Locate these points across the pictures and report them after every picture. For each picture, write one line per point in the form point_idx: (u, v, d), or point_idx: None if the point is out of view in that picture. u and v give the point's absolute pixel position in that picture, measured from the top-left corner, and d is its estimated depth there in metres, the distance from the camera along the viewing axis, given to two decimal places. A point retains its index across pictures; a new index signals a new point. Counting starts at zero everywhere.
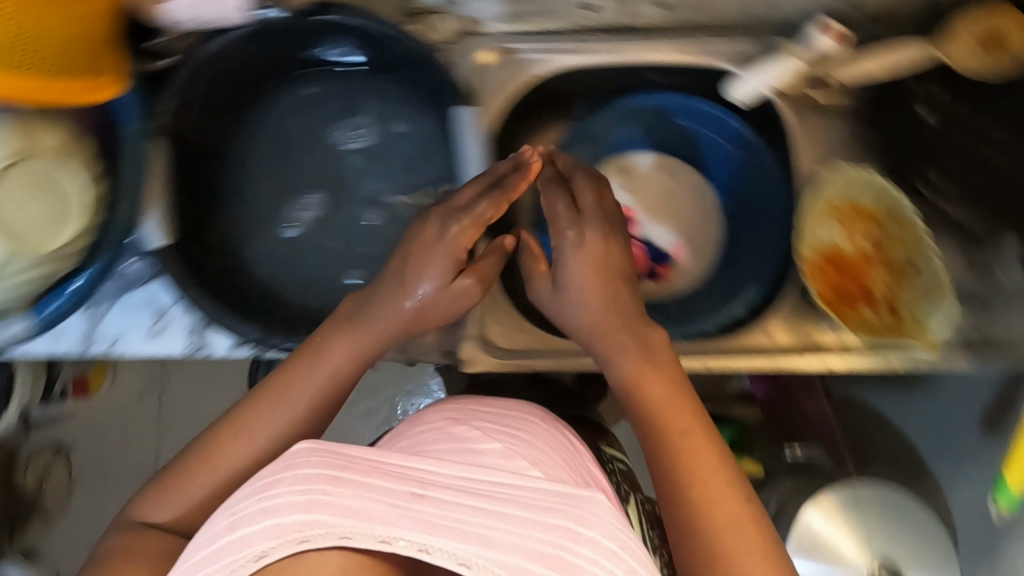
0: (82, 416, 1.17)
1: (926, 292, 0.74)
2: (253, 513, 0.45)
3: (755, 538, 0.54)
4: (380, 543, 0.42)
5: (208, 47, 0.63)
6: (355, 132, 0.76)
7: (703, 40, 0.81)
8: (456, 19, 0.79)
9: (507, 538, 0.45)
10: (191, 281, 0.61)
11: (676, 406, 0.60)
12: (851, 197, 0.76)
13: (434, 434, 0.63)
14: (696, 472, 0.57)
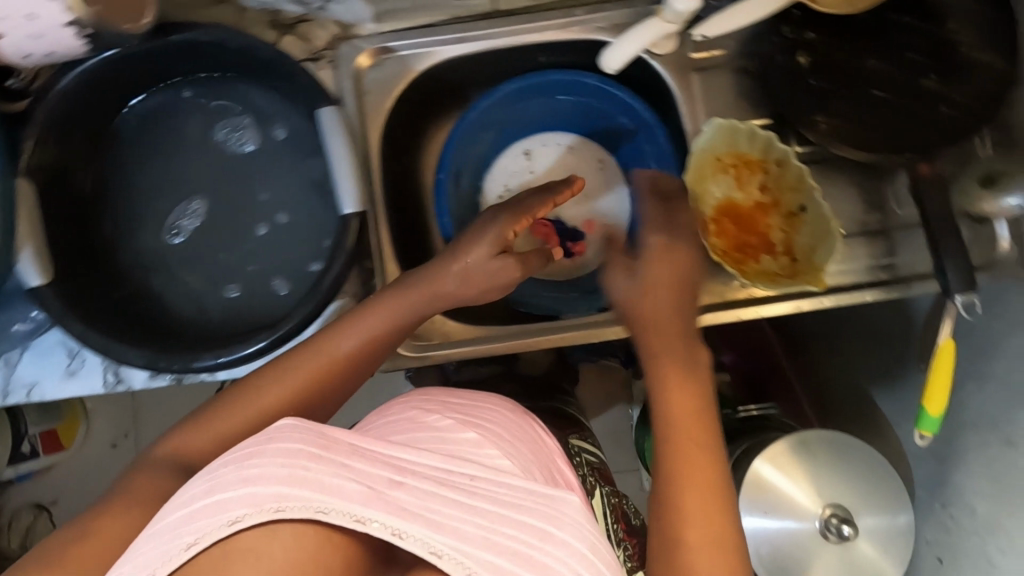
0: (67, 465, 1.40)
1: (818, 234, 0.75)
2: (233, 479, 0.45)
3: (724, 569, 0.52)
4: (355, 523, 0.43)
5: (59, 85, 0.61)
6: (239, 134, 0.72)
7: (576, 16, 0.79)
8: (330, 24, 0.78)
9: (479, 530, 0.46)
10: (74, 317, 0.61)
11: (690, 417, 0.58)
12: (736, 150, 0.79)
13: (404, 423, 0.62)
14: (688, 491, 0.54)
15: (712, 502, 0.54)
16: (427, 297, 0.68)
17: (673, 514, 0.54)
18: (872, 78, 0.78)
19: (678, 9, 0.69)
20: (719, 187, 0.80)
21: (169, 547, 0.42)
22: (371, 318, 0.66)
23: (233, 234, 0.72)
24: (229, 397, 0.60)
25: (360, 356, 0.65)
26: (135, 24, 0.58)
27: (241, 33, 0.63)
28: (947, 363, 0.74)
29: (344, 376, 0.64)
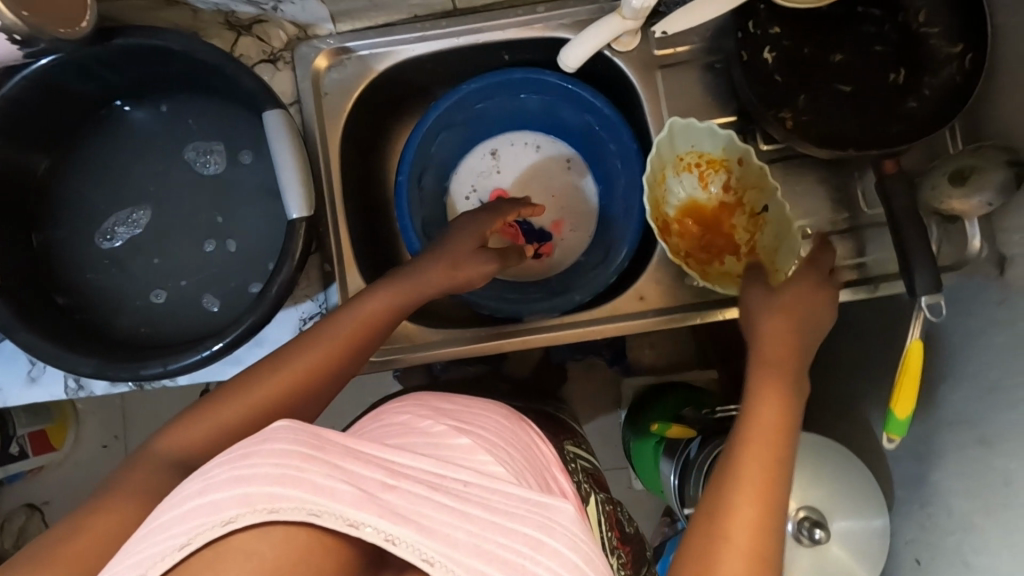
0: (60, 467, 1.40)
1: (778, 232, 0.74)
2: (223, 480, 0.42)
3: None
4: (347, 527, 0.42)
5: (1, 91, 0.61)
6: (209, 158, 0.72)
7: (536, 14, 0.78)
8: (288, 25, 0.78)
9: (470, 538, 0.45)
10: (19, 324, 0.61)
11: (773, 437, 0.56)
12: (698, 148, 0.78)
13: (399, 428, 0.60)
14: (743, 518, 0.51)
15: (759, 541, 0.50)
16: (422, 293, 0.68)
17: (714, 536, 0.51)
18: (841, 73, 0.76)
19: (634, 5, 0.67)
20: (682, 187, 0.80)
21: (160, 547, 0.40)
22: (366, 311, 0.65)
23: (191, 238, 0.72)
24: (230, 390, 0.59)
25: (351, 347, 0.64)
26: (74, 29, 0.56)
27: (185, 36, 0.62)
28: (914, 363, 0.72)
29: (331, 371, 0.62)
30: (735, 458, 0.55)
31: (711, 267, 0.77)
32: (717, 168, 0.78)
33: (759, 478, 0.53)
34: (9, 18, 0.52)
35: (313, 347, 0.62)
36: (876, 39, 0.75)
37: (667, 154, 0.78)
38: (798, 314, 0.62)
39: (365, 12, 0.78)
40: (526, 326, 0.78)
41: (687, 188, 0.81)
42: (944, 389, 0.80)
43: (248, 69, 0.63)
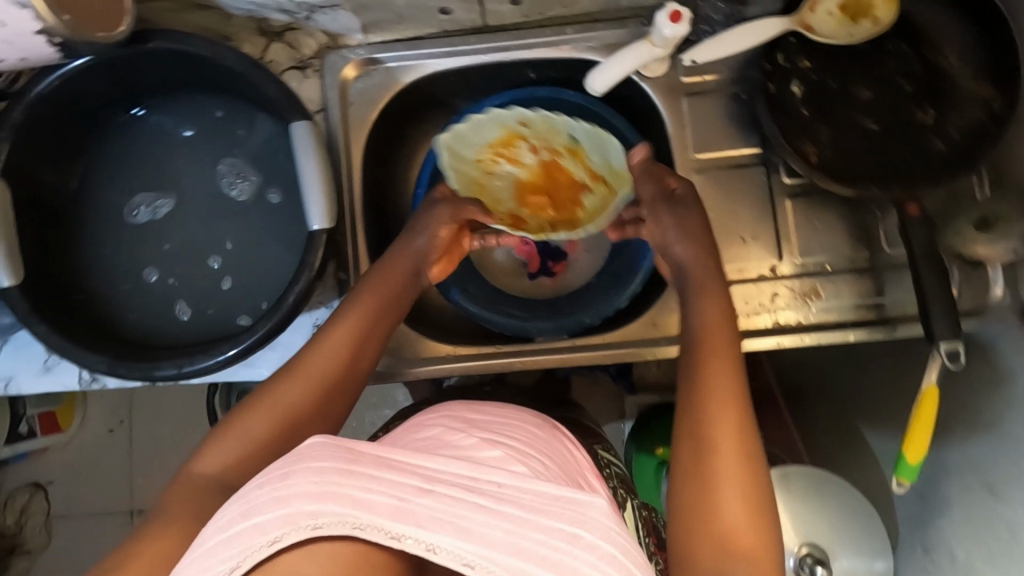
0: (65, 448, 1.42)
1: (598, 149, 0.79)
2: (265, 501, 0.44)
3: (743, 477, 0.55)
4: (390, 539, 0.43)
5: (37, 89, 0.61)
6: (240, 182, 0.72)
7: (565, 35, 0.78)
8: (316, 34, 0.78)
9: (507, 537, 0.46)
10: (38, 319, 0.61)
11: (719, 334, 0.64)
12: (483, 143, 0.82)
13: (430, 441, 0.61)
14: (728, 465, 0.56)
15: (745, 479, 0.55)
16: (402, 279, 0.72)
17: (708, 489, 0.55)
18: (866, 109, 0.76)
19: (666, 35, 0.69)
20: (499, 178, 0.82)
21: (215, 567, 0.43)
22: (356, 310, 0.68)
23: (209, 239, 0.72)
24: (253, 399, 0.62)
25: (351, 359, 0.66)
26: (110, 33, 0.57)
27: (214, 44, 0.63)
28: (929, 409, 0.71)
29: (340, 383, 0.64)
30: (701, 416, 0.59)
31: (577, 213, 0.81)
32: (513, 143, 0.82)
33: (729, 425, 0.58)
34: (50, 21, 0.52)
35: (319, 356, 0.65)
36: (904, 77, 0.75)
37: (461, 162, 0.81)
38: (696, 236, 0.69)
39: (393, 24, 0.78)
40: (538, 345, 0.78)
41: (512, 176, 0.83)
42: (956, 434, 0.79)
43: (274, 79, 0.63)
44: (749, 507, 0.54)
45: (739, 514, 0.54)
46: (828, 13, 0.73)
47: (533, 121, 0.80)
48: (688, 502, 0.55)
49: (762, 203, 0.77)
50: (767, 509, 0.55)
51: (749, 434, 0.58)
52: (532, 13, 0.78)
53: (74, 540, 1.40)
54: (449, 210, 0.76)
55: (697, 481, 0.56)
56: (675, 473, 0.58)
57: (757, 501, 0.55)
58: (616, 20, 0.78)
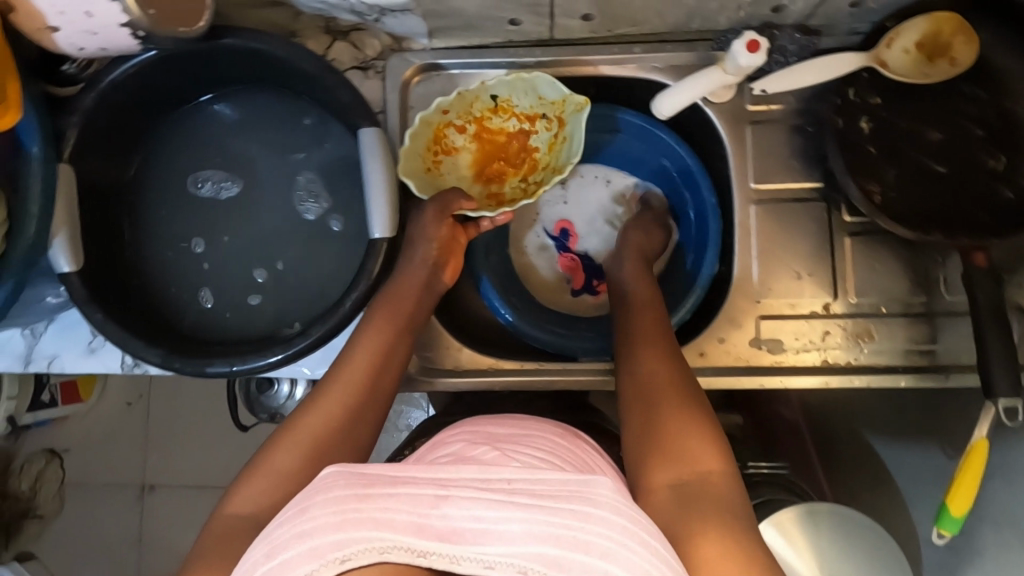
0: (83, 417, 1.42)
1: (525, 90, 0.79)
2: (288, 539, 0.44)
3: (679, 396, 0.59)
4: (416, 557, 0.42)
5: (109, 77, 0.63)
6: (310, 202, 0.73)
7: (633, 54, 0.77)
8: (381, 36, 0.78)
9: (520, 528, 0.44)
10: (95, 305, 0.62)
11: (644, 295, 0.72)
12: (421, 142, 0.79)
13: (451, 458, 0.60)
14: (674, 411, 0.58)
15: (695, 416, 0.57)
16: (414, 297, 0.70)
17: (660, 433, 0.57)
18: (934, 152, 0.74)
19: (742, 63, 0.69)
20: (454, 170, 0.82)
21: None
22: (373, 335, 0.66)
23: (270, 239, 0.73)
24: (279, 436, 0.60)
25: (370, 383, 0.64)
26: (191, 28, 0.58)
27: (290, 46, 0.64)
28: (977, 461, 0.70)
29: (360, 410, 0.63)
30: (640, 379, 0.62)
31: (538, 154, 0.84)
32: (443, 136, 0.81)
33: (667, 380, 0.61)
34: (136, 12, 0.53)
35: (339, 384, 0.63)
36: (976, 122, 0.73)
37: (420, 169, 0.80)
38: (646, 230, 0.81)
39: (459, 32, 0.77)
40: (580, 364, 0.77)
41: (465, 160, 0.83)
42: (995, 485, 0.78)
43: (347, 83, 0.64)
44: (703, 436, 0.56)
45: (680, 423, 0.56)
46: (903, 50, 0.71)
47: (450, 104, 0.78)
48: (644, 452, 0.56)
49: (820, 238, 0.76)
50: (722, 438, 0.56)
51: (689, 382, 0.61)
52: (600, 29, 0.76)
53: (88, 509, 1.41)
54: (436, 206, 0.75)
55: (647, 431, 0.57)
56: (626, 436, 0.59)
57: (711, 430, 0.56)
58: (683, 43, 0.77)
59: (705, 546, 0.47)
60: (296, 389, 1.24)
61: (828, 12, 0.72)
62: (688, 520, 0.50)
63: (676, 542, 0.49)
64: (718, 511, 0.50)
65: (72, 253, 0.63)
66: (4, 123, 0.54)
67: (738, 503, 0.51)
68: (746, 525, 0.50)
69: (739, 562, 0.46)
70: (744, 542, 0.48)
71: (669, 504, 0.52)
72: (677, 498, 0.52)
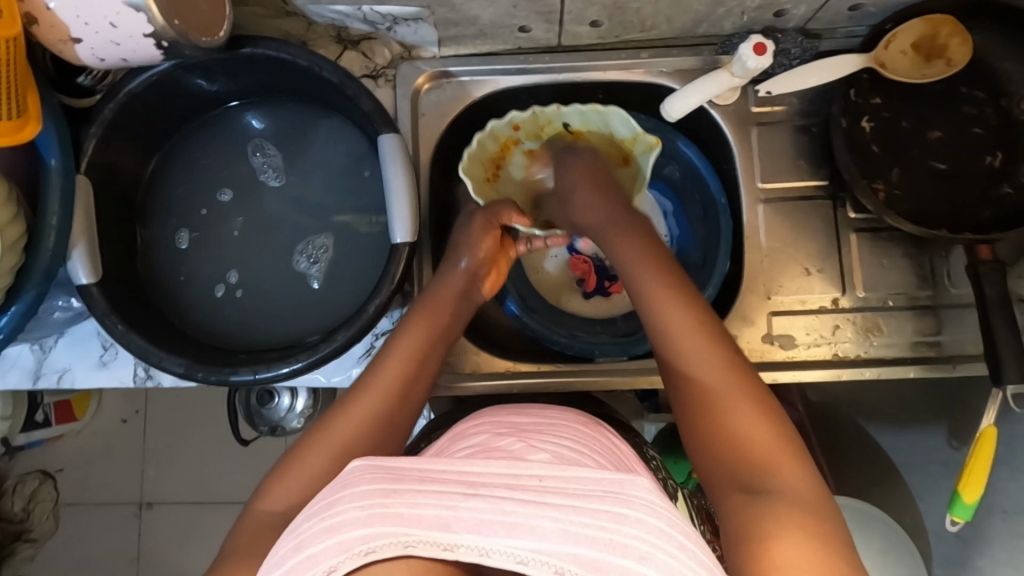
0: (79, 435, 1.40)
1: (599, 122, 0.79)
2: (315, 533, 0.44)
3: (741, 392, 0.55)
4: (442, 551, 0.41)
5: (129, 86, 0.65)
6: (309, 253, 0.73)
7: (641, 59, 0.79)
8: (392, 44, 0.78)
9: (555, 524, 0.43)
10: (117, 316, 0.63)
11: (652, 268, 0.64)
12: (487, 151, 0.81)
13: (479, 447, 0.60)
14: (729, 397, 0.55)
15: (752, 404, 0.54)
16: (450, 307, 0.71)
17: (716, 422, 0.54)
18: (936, 150, 0.77)
19: (750, 65, 0.71)
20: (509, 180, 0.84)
21: None
22: (408, 339, 0.67)
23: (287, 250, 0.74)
24: (307, 441, 0.61)
25: (404, 390, 0.65)
26: (212, 37, 0.58)
27: (312, 56, 0.65)
28: (986, 450, 0.72)
29: (394, 419, 0.63)
30: (680, 361, 0.58)
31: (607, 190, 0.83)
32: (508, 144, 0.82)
33: (714, 359, 0.57)
34: (161, 23, 0.54)
35: (373, 391, 0.64)
36: (975, 121, 0.76)
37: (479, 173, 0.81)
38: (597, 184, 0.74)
39: (470, 40, 0.78)
40: (598, 364, 0.78)
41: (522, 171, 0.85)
42: (1002, 475, 0.79)
43: (368, 92, 0.65)
44: (762, 424, 0.53)
45: (746, 423, 0.53)
46: (901, 52, 0.74)
47: (522, 121, 0.80)
48: (703, 443, 0.55)
49: (828, 235, 0.78)
50: (783, 423, 0.54)
51: (739, 364, 0.57)
52: (606, 34, 0.77)
53: (85, 529, 1.38)
54: (484, 216, 0.76)
55: (700, 419, 0.55)
56: (681, 423, 0.57)
57: (770, 417, 0.54)
58: (687, 48, 0.79)
59: (785, 550, 0.44)
60: (297, 401, 1.23)
61: (828, 17, 0.75)
62: (760, 518, 0.47)
63: (748, 539, 0.47)
64: (792, 505, 0.48)
65: (90, 264, 0.63)
66: (23, 135, 0.53)
67: (809, 494, 0.49)
68: (824, 518, 0.47)
69: (822, 565, 0.43)
70: (828, 549, 0.45)
71: (738, 501, 0.50)
72: (743, 492, 0.50)
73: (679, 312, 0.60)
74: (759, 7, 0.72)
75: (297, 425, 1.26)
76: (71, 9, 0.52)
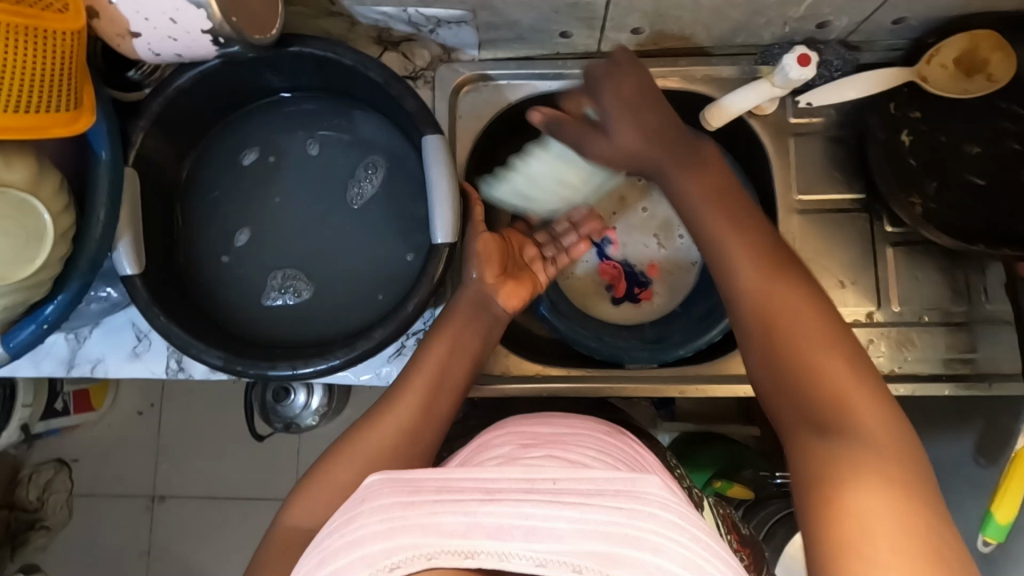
0: (95, 425, 1.41)
1: None
2: (339, 547, 0.44)
3: (815, 327, 0.52)
4: (463, 558, 0.41)
5: (177, 82, 0.65)
6: (284, 283, 0.73)
7: (679, 68, 0.79)
8: (431, 47, 0.79)
9: (571, 526, 0.43)
10: (159, 308, 0.63)
11: (713, 193, 0.61)
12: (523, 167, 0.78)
13: (506, 457, 0.60)
14: (801, 328, 0.52)
15: (832, 343, 0.51)
16: (469, 323, 0.70)
17: (791, 358, 0.51)
18: (974, 165, 0.76)
19: (792, 76, 0.71)
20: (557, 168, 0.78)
21: None
22: (430, 359, 0.67)
23: (292, 278, 0.73)
24: (339, 453, 0.61)
25: (429, 396, 0.65)
26: (265, 35, 0.60)
27: (358, 56, 0.66)
28: (1022, 470, 0.71)
29: (418, 425, 0.63)
30: (765, 312, 0.54)
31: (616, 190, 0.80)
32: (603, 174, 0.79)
33: (787, 294, 0.54)
34: (218, 19, 0.55)
35: (403, 403, 0.64)
36: (1015, 137, 0.76)
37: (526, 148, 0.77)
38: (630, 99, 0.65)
39: (510, 45, 0.79)
40: (627, 371, 0.78)
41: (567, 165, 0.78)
42: None
43: (414, 93, 0.66)
44: (836, 354, 0.50)
45: (828, 361, 0.50)
46: (941, 66, 0.74)
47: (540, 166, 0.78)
48: (773, 379, 0.52)
49: (862, 249, 0.78)
50: (868, 365, 0.50)
51: (807, 292, 0.54)
52: (646, 42, 0.78)
53: (99, 519, 1.39)
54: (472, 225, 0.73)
55: (777, 359, 0.52)
56: (754, 364, 0.55)
57: (854, 360, 0.50)
58: (725, 57, 0.80)
59: (857, 496, 0.43)
60: (314, 398, 1.25)
61: (869, 30, 0.75)
62: (832, 461, 0.46)
63: (815, 476, 0.47)
64: (865, 442, 0.46)
65: (133, 256, 0.64)
66: (77, 127, 0.54)
67: (886, 426, 0.47)
68: (901, 450, 0.46)
69: (900, 512, 0.41)
70: (910, 494, 0.43)
71: (812, 445, 0.48)
72: (815, 429, 0.49)
73: (789, 291, 0.54)
74: (800, 20, 0.72)
75: (310, 422, 1.28)
76: (132, 5, 0.53)
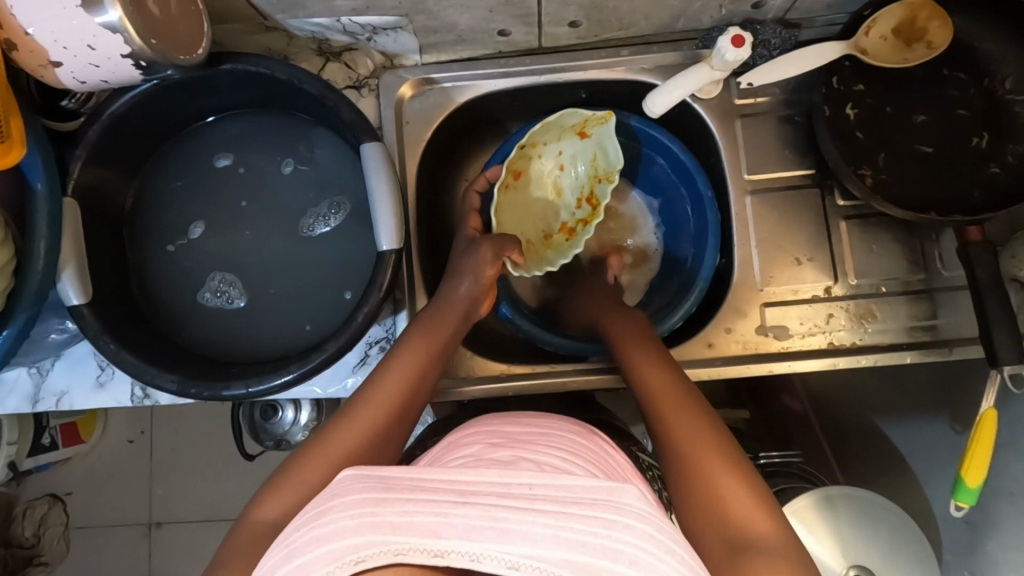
0: (85, 456, 1.40)
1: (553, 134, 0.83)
2: (307, 541, 0.43)
3: (709, 443, 0.57)
4: (435, 557, 0.42)
5: (111, 108, 0.65)
6: (227, 290, 0.74)
7: (622, 57, 0.79)
8: (374, 54, 0.79)
9: (546, 531, 0.43)
10: (111, 336, 0.63)
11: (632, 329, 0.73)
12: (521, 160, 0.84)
13: (470, 458, 0.60)
14: (703, 452, 0.56)
15: (724, 458, 0.56)
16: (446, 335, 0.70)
17: (691, 474, 0.55)
18: (920, 134, 0.76)
19: (728, 59, 0.71)
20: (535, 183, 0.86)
21: None
22: (402, 371, 0.66)
23: (227, 283, 0.74)
24: (298, 454, 0.60)
25: (400, 406, 0.64)
26: (190, 55, 0.60)
27: (294, 70, 0.66)
28: (987, 433, 0.71)
29: (387, 430, 0.62)
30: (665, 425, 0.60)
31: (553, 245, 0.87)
32: (561, 230, 0.87)
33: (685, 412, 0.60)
34: (138, 43, 0.55)
35: (371, 402, 0.63)
36: (959, 104, 0.76)
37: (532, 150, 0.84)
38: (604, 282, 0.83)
39: (453, 47, 0.79)
40: (591, 363, 0.78)
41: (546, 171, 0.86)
42: (1005, 458, 0.78)
43: (350, 103, 0.66)
44: (739, 483, 0.54)
45: (722, 476, 0.54)
46: (881, 37, 0.73)
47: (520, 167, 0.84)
48: (680, 494, 0.56)
49: (817, 224, 0.78)
50: (758, 481, 0.54)
51: (712, 422, 0.59)
52: (586, 35, 0.78)
53: (93, 551, 1.38)
54: (493, 245, 0.76)
55: (679, 474, 0.56)
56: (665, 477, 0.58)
57: (743, 473, 0.55)
58: (667, 43, 0.80)
59: None
60: (302, 414, 1.23)
61: (805, 7, 0.75)
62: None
63: None
64: (762, 557, 0.49)
65: (81, 286, 0.64)
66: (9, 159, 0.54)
67: (779, 540, 0.50)
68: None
69: None
70: None
71: (719, 558, 0.50)
72: (725, 554, 0.50)
73: (689, 409, 0.61)
74: (735, 2, 0.73)
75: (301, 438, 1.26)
76: (49, 34, 0.53)
